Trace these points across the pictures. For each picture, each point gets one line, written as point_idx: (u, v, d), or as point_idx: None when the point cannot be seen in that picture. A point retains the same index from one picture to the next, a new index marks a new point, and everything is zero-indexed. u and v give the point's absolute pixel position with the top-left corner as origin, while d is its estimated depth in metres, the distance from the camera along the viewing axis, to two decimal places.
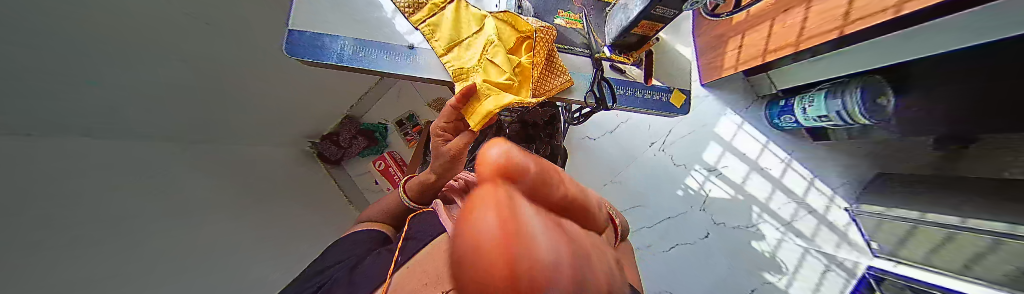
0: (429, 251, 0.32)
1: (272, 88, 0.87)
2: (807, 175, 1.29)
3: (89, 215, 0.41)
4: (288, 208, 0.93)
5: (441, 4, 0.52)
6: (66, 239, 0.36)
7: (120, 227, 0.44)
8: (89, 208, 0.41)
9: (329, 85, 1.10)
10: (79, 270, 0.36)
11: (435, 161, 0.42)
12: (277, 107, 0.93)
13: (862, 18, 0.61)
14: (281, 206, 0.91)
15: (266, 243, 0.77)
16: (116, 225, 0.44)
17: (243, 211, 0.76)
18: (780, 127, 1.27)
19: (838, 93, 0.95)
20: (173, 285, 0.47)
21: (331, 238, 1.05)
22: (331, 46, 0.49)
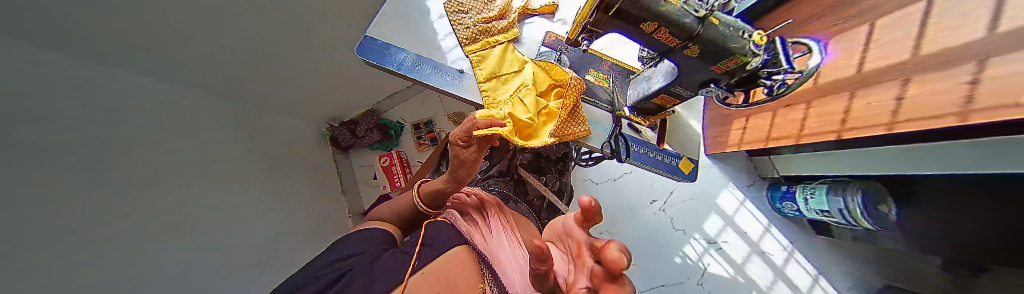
0: (445, 261, 0.26)
1: (301, 64, 0.94)
2: (811, 270, 1.25)
3: (113, 159, 0.42)
4: (271, 188, 0.90)
5: (493, 43, 0.61)
6: (81, 170, 0.36)
7: (114, 168, 0.44)
8: (106, 150, 0.42)
9: (360, 78, 1.18)
10: (83, 202, 0.36)
11: (451, 166, 0.39)
12: (294, 79, 0.98)
13: (857, 129, 0.67)
14: (264, 185, 0.87)
15: (252, 219, 0.75)
16: (114, 166, 0.43)
17: (233, 183, 0.74)
18: (783, 213, 1.27)
19: (840, 191, 0.96)
20: (160, 240, 0.46)
21: (316, 227, 1.03)
22: (394, 55, 0.56)
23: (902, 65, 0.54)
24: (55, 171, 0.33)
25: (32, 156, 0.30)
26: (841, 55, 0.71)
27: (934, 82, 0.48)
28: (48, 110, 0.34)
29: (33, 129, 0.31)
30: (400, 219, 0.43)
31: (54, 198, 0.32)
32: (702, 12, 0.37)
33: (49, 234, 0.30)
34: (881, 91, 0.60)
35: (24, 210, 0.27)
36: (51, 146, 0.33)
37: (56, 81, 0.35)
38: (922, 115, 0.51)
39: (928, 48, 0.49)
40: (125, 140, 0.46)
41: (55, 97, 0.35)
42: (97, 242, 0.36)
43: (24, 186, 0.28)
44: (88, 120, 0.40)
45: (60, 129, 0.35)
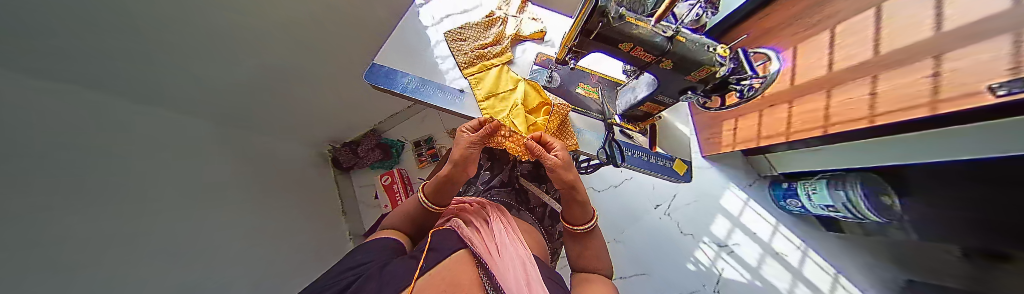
0: (450, 265, 0.23)
1: (313, 88, 1.04)
2: (827, 268, 1.21)
3: (92, 186, 0.42)
4: (267, 215, 0.88)
5: (489, 66, 0.66)
6: (57, 203, 0.35)
7: (96, 201, 0.42)
8: (89, 179, 0.42)
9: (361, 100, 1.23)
10: (62, 236, 0.35)
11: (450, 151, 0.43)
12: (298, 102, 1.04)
13: (841, 123, 0.70)
14: (259, 213, 0.86)
15: (240, 248, 0.73)
16: (95, 198, 0.42)
17: (225, 211, 0.74)
18: (788, 210, 1.26)
19: (839, 184, 0.96)
20: (136, 276, 0.44)
21: (309, 252, 0.99)
22: (399, 79, 0.60)
23: (865, 63, 0.59)
24: (38, 199, 0.33)
25: (20, 181, 0.30)
26: (810, 57, 0.77)
27: (898, 79, 0.53)
28: (28, 138, 0.34)
29: (19, 157, 0.31)
30: (412, 225, 0.41)
31: (38, 223, 0.32)
32: (669, 32, 0.41)
33: (46, 257, 0.31)
34: (853, 89, 0.65)
35: (14, 235, 0.28)
36: (34, 173, 0.33)
37: (27, 110, 0.35)
38: (895, 107, 0.55)
39: (885, 48, 0.54)
40: (105, 170, 0.46)
41: (26, 124, 0.34)
42: (77, 269, 0.35)
43: (13, 210, 0.29)
44: (63, 150, 0.40)
45: (38, 157, 0.35)
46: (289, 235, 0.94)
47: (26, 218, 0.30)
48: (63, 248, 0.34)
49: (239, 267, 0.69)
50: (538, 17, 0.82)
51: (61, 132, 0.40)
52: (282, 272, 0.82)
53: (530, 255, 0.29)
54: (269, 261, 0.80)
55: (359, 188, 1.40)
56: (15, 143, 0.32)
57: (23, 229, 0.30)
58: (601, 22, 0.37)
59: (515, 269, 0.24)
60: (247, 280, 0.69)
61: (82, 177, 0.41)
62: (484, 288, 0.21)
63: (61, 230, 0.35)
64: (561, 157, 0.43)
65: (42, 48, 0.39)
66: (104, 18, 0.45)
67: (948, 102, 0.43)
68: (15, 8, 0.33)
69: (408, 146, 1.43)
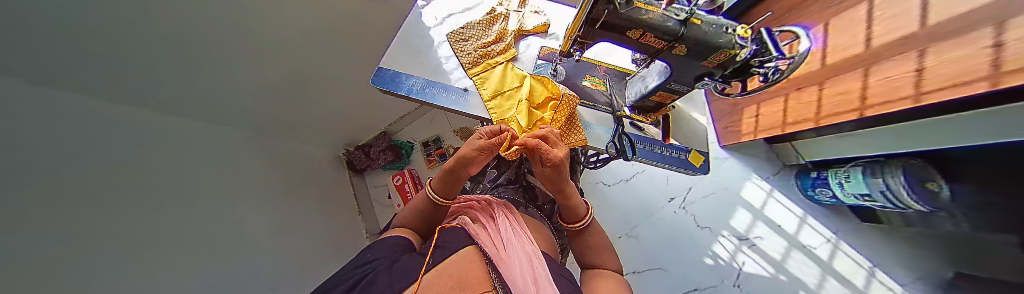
0: (457, 260, 0.23)
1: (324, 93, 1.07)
2: (862, 262, 1.12)
3: (127, 195, 0.46)
4: (288, 216, 0.93)
5: (493, 64, 0.65)
6: (86, 209, 0.38)
7: (132, 206, 0.46)
8: (121, 186, 0.45)
9: (371, 103, 1.26)
10: (91, 240, 0.37)
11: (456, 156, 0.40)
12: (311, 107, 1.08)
13: (881, 104, 0.64)
14: (282, 214, 0.91)
15: (264, 246, 0.77)
16: (130, 204, 0.46)
17: (249, 212, 0.78)
18: (818, 200, 1.18)
19: (876, 171, 0.89)
20: (165, 275, 0.47)
21: (329, 249, 1.04)
22: (404, 82, 0.61)
23: (910, 37, 0.53)
24: (71, 209, 0.35)
25: (47, 188, 0.32)
26: (844, 34, 0.70)
27: (950, 51, 0.47)
28: (60, 150, 0.37)
29: (52, 172, 0.34)
30: (420, 224, 0.42)
31: (68, 227, 0.34)
32: (683, 15, 0.39)
33: (67, 261, 0.32)
34: (894, 66, 0.59)
35: (45, 246, 0.30)
36: (70, 186, 0.36)
37: (63, 127, 0.38)
38: (947, 84, 0.49)
39: (934, 18, 0.47)
40: (140, 180, 0.50)
41: (58, 136, 0.37)
42: (111, 273, 0.38)
43: (46, 221, 0.31)
44: (103, 162, 0.43)
45: (75, 171, 0.38)
46: (310, 234, 0.99)
47: (52, 224, 0.32)
48: (96, 253, 0.37)
49: (264, 266, 0.73)
50: (541, 9, 0.79)
51: (95, 145, 0.44)
52: (304, 270, 0.87)
53: (537, 252, 0.29)
54: (292, 259, 0.85)
55: (374, 189, 1.45)
56: (53, 160, 0.35)
57: (54, 238, 0.31)
58: (607, 10, 0.35)
59: (521, 266, 0.24)
60: (270, 279, 0.73)
61: (117, 187, 0.44)
62: (493, 284, 0.20)
63: (96, 237, 0.38)
64: (556, 162, 0.37)
65: (76, 70, 0.42)
66: (129, 38, 0.48)
67: (1014, 75, 0.38)
68: (43, 34, 0.35)
69: (418, 147, 1.47)
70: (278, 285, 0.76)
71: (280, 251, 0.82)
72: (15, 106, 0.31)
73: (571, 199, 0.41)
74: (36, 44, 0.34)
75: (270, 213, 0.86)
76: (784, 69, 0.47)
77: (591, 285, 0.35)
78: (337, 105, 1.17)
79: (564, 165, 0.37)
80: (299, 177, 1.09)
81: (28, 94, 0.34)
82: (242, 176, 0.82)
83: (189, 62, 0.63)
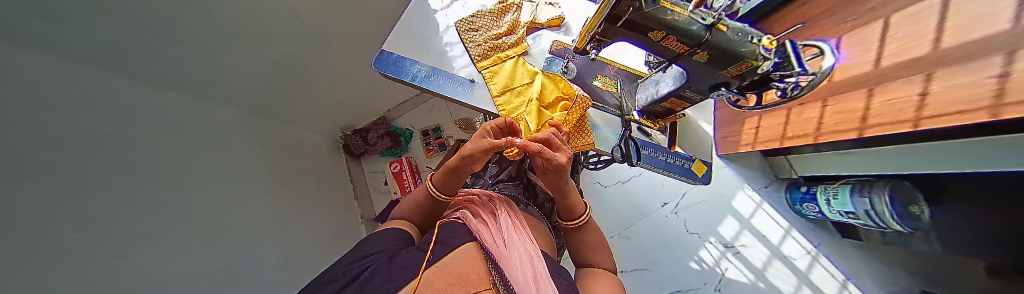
0: (457, 257, 0.22)
1: (323, 72, 1.03)
2: (838, 275, 1.18)
3: (116, 169, 0.44)
4: (283, 196, 0.92)
5: (504, 58, 0.63)
6: (75, 181, 0.36)
7: (123, 179, 0.44)
8: (114, 159, 0.44)
9: (371, 86, 1.23)
10: (77, 214, 0.35)
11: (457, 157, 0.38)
12: (309, 86, 1.04)
13: (879, 125, 0.65)
14: (276, 194, 0.89)
15: (258, 227, 0.76)
16: (121, 176, 0.44)
17: (244, 191, 0.77)
18: (804, 214, 1.22)
19: (864, 190, 0.91)
20: (152, 252, 0.45)
21: (324, 232, 1.03)
22: (409, 68, 0.59)
23: (919, 60, 0.53)
24: (56, 179, 0.34)
25: (30, 155, 0.31)
26: (857, 52, 0.70)
27: (956, 77, 0.47)
28: (47, 115, 0.35)
29: (39, 138, 0.32)
30: (419, 218, 0.41)
31: (54, 201, 0.32)
32: (709, 19, 0.37)
33: (48, 238, 0.31)
34: (896, 90, 0.60)
35: (27, 222, 0.28)
36: (58, 159, 0.35)
37: (59, 99, 0.37)
38: (946, 111, 0.49)
39: (948, 42, 0.47)
40: (132, 153, 0.48)
41: (43, 100, 0.35)
42: (90, 249, 0.36)
43: (29, 197, 0.29)
44: (93, 135, 0.42)
45: (65, 142, 0.36)
46: (305, 216, 0.98)
47: (33, 196, 0.30)
48: (81, 229, 0.35)
49: (259, 246, 0.73)
50: (555, 1, 0.76)
51: (87, 113, 0.41)
52: (300, 251, 0.87)
53: (536, 250, 0.28)
54: (287, 240, 0.85)
55: (370, 174, 1.43)
56: (41, 132, 0.33)
57: (35, 211, 0.30)
58: (632, 7, 0.33)
59: (521, 264, 0.23)
60: (266, 259, 0.73)
61: (107, 161, 0.42)
62: (493, 282, 0.20)
63: (82, 211, 0.36)
64: (561, 167, 0.35)
65: (80, 39, 0.41)
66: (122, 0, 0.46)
67: (1014, 110, 0.38)
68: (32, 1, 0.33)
69: (417, 135, 1.44)
70: (273, 265, 0.75)
71: (275, 232, 0.81)
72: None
73: (570, 199, 0.41)
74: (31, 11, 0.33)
75: (267, 193, 0.85)
76: (806, 85, 0.50)
77: (589, 281, 0.35)
78: (336, 86, 1.13)
79: (566, 169, 0.36)
80: (295, 157, 1.07)
81: (26, 64, 0.32)
82: (238, 153, 0.80)
83: (195, 38, 0.61)
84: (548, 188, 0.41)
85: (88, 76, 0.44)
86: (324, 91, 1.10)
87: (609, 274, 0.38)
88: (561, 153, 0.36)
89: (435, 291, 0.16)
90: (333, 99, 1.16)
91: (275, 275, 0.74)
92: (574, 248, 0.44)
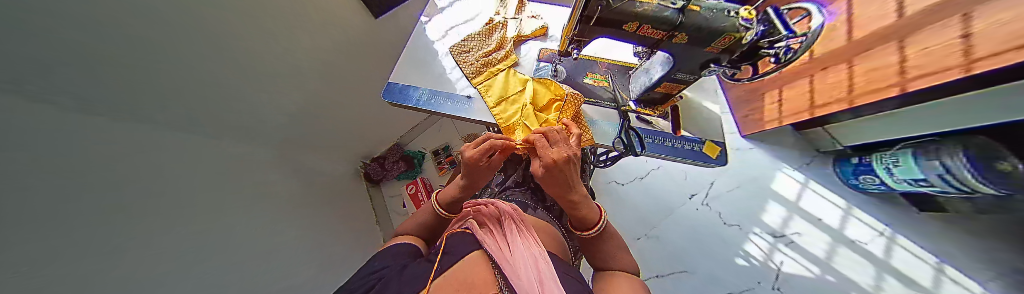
0: (464, 265, 0.23)
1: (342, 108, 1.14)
2: (928, 257, 0.99)
3: (175, 210, 0.50)
4: (316, 227, 0.98)
5: (496, 72, 0.67)
6: (144, 223, 0.42)
7: (179, 222, 0.51)
8: (174, 204, 0.50)
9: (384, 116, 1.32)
10: (146, 254, 0.41)
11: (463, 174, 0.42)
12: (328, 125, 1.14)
13: (921, 77, 0.58)
14: (309, 226, 0.96)
15: (296, 258, 0.81)
16: (179, 220, 0.50)
17: (283, 225, 0.84)
18: (862, 189, 1.07)
19: (929, 152, 0.79)
20: (212, 284, 0.51)
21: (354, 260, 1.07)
22: (412, 94, 0.64)
23: (949, 1, 0.48)
24: (125, 226, 0.39)
25: (91, 204, 0.35)
26: (873, 5, 0.65)
27: (998, 13, 0.42)
28: (112, 171, 0.41)
29: (105, 189, 0.38)
30: (424, 229, 0.43)
31: (123, 242, 0.38)
32: (679, 3, 0.38)
33: (118, 274, 0.35)
34: (933, 36, 0.53)
35: (90, 258, 0.32)
36: (127, 204, 0.41)
37: (121, 151, 0.44)
38: (997, 50, 0.43)
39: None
40: (188, 197, 0.55)
41: (109, 156, 0.41)
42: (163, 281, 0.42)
43: (90, 237, 0.33)
44: (158, 183, 0.49)
45: (133, 191, 0.43)
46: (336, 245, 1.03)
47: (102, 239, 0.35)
48: (147, 262, 0.40)
49: (300, 277, 0.78)
50: (538, 14, 0.81)
51: (152, 167, 0.49)
52: (333, 276, 0.92)
53: (543, 253, 0.28)
54: (322, 266, 0.89)
55: (389, 199, 1.47)
56: (109, 182, 0.39)
57: (105, 252, 0.35)
58: (601, 6, 0.36)
59: (527, 266, 0.23)
60: (306, 286, 0.78)
61: (166, 203, 0.49)
62: (498, 286, 0.20)
63: (152, 251, 0.42)
64: (558, 155, 0.34)
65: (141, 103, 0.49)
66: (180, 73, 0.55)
67: None
68: (102, 79, 0.40)
69: (428, 155, 1.50)
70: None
71: (312, 261, 0.87)
72: (58, 128, 0.34)
73: (581, 210, 0.37)
74: (99, 82, 0.40)
75: (302, 222, 0.92)
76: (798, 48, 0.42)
77: (605, 284, 0.33)
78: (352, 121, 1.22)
79: (569, 160, 0.34)
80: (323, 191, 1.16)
81: (88, 125, 0.39)
82: (278, 189, 0.90)
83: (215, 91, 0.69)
84: (557, 199, 0.37)
85: (158, 138, 0.54)
86: (339, 123, 1.20)
87: (634, 279, 0.35)
88: (555, 148, 0.35)
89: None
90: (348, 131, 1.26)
91: None
92: (590, 254, 0.41)
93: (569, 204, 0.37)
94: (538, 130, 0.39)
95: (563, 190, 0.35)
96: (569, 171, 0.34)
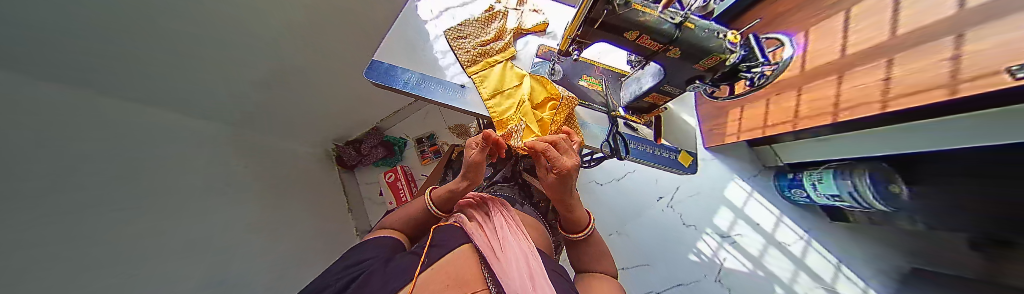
0: (453, 258, 0.23)
1: (320, 84, 1.03)
2: (832, 258, 1.21)
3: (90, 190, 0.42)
4: (266, 214, 0.88)
5: (492, 63, 0.65)
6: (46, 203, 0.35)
7: (88, 207, 0.42)
8: (80, 182, 0.41)
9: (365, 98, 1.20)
10: (47, 245, 0.33)
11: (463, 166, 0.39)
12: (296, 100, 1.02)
13: (851, 110, 0.68)
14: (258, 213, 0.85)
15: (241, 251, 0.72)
16: (83, 205, 0.41)
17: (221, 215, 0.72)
18: (793, 200, 1.26)
19: (846, 173, 0.95)
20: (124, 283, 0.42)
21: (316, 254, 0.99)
22: (400, 76, 0.59)
23: (880, 47, 0.57)
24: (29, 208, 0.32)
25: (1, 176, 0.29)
26: (822, 42, 0.75)
27: (914, 63, 0.51)
28: (18, 136, 0.33)
29: (12, 161, 0.31)
30: (407, 225, 0.41)
31: (29, 226, 0.31)
32: (677, 18, 0.41)
33: (23, 266, 0.29)
34: (865, 76, 0.63)
35: (9, 259, 0.28)
36: (42, 193, 0.34)
37: (21, 117, 0.34)
38: (911, 92, 0.53)
39: (904, 28, 0.51)
40: (102, 174, 0.45)
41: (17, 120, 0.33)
42: (67, 275, 0.34)
43: (4, 226, 0.28)
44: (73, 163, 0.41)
45: (43, 171, 0.36)
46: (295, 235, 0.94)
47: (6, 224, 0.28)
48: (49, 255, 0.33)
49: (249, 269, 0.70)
50: (539, 8, 0.80)
51: (51, 134, 0.38)
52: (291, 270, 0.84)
53: (531, 247, 0.28)
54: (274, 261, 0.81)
55: (363, 186, 1.39)
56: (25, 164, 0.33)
57: (10, 239, 0.28)
58: (606, 10, 0.36)
59: (516, 261, 0.23)
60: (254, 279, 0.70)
61: (66, 179, 0.39)
62: (486, 284, 0.20)
63: (52, 239, 0.34)
64: (561, 169, 0.33)
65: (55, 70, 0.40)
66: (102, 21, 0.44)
67: (971, 83, 0.41)
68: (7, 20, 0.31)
69: (411, 143, 1.43)
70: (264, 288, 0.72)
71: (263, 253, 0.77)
72: None
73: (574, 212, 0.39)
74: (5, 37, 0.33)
75: (251, 211, 0.82)
76: (769, 74, 0.48)
77: (591, 281, 0.35)
78: (332, 99, 1.12)
79: (570, 175, 0.34)
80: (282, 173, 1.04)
81: (3, 97, 0.32)
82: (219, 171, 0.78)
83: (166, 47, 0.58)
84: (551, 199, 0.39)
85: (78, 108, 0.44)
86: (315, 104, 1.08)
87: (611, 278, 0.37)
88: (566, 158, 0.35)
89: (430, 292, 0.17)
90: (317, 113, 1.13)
91: None
92: (573, 252, 0.43)
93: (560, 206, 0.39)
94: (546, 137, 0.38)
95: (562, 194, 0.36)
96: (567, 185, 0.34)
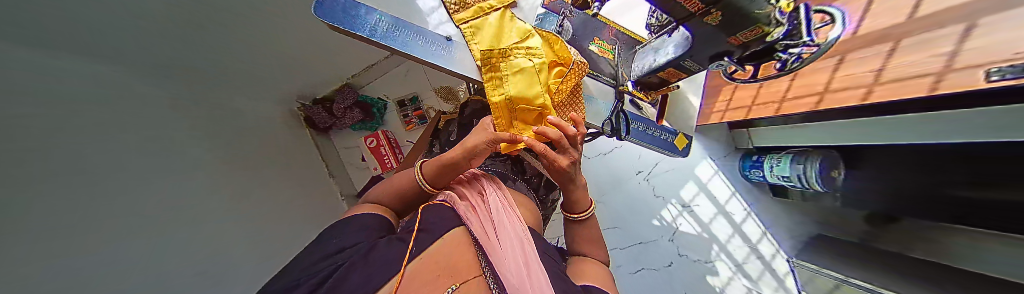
0: (447, 243, 0.25)
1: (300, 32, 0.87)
2: (763, 227, 1.40)
3: (115, 147, 0.40)
4: (265, 173, 0.84)
5: (487, 10, 0.54)
6: (77, 165, 0.32)
7: (118, 159, 0.40)
8: (100, 136, 0.38)
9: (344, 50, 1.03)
10: (89, 205, 0.32)
11: (450, 150, 0.39)
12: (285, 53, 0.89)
13: (835, 99, 0.71)
14: (259, 173, 0.81)
15: (251, 208, 0.71)
16: (114, 160, 0.39)
17: (232, 172, 0.69)
18: (749, 178, 1.38)
19: (801, 159, 1.07)
20: (164, 239, 0.43)
21: (314, 213, 0.99)
22: (365, 18, 0.46)
23: (891, 30, 0.59)
24: (62, 170, 0.30)
25: (27, 141, 0.25)
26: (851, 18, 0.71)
27: (909, 57, 0.55)
28: (35, 91, 0.29)
29: (36, 121, 0.27)
30: (396, 201, 0.40)
31: (64, 190, 0.29)
32: None
33: (64, 234, 0.28)
34: (861, 64, 0.66)
35: (55, 222, 0.27)
36: (68, 152, 0.31)
37: (38, 67, 0.30)
38: (899, 81, 0.57)
39: (926, 9, 0.52)
40: (115, 126, 0.41)
41: (32, 71, 0.29)
42: (108, 236, 0.34)
43: (44, 193, 0.26)
44: (93, 124, 0.37)
45: (70, 130, 0.33)
46: (291, 194, 0.92)
47: (45, 193, 0.26)
48: (89, 218, 0.32)
49: (257, 226, 0.71)
50: None
51: (60, 83, 0.34)
52: (294, 228, 0.85)
53: (524, 232, 0.32)
54: (278, 220, 0.80)
55: (343, 151, 1.29)
56: (63, 126, 0.30)
57: (50, 207, 0.27)
58: None
59: (505, 252, 0.26)
60: (262, 237, 0.70)
61: (87, 136, 0.35)
62: (480, 268, 0.24)
63: (89, 199, 0.33)
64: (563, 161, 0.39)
65: (68, 17, 0.35)
66: None
67: (959, 73, 0.45)
68: None
69: (392, 106, 1.30)
70: (274, 245, 0.73)
71: (264, 211, 0.76)
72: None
73: (575, 194, 0.42)
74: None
75: (251, 171, 0.78)
76: (805, 57, 0.56)
77: (576, 269, 0.40)
78: (315, 52, 0.96)
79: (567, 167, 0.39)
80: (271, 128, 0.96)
81: (22, 48, 0.28)
82: (221, 128, 0.72)
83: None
84: (558, 179, 0.42)
85: (74, 61, 0.38)
86: (282, 57, 0.88)
87: (599, 265, 0.43)
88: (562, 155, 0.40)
89: (420, 290, 0.20)
90: (294, 68, 0.96)
91: (276, 251, 0.72)
92: (569, 235, 0.46)
93: (562, 184, 0.42)
94: (554, 121, 0.39)
95: (563, 177, 0.41)
96: (566, 172, 0.40)
